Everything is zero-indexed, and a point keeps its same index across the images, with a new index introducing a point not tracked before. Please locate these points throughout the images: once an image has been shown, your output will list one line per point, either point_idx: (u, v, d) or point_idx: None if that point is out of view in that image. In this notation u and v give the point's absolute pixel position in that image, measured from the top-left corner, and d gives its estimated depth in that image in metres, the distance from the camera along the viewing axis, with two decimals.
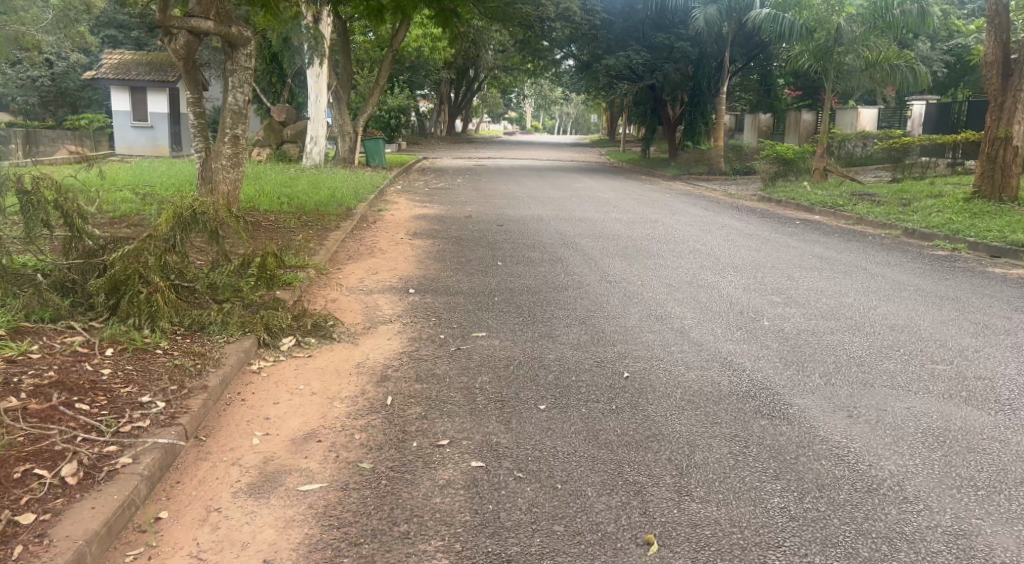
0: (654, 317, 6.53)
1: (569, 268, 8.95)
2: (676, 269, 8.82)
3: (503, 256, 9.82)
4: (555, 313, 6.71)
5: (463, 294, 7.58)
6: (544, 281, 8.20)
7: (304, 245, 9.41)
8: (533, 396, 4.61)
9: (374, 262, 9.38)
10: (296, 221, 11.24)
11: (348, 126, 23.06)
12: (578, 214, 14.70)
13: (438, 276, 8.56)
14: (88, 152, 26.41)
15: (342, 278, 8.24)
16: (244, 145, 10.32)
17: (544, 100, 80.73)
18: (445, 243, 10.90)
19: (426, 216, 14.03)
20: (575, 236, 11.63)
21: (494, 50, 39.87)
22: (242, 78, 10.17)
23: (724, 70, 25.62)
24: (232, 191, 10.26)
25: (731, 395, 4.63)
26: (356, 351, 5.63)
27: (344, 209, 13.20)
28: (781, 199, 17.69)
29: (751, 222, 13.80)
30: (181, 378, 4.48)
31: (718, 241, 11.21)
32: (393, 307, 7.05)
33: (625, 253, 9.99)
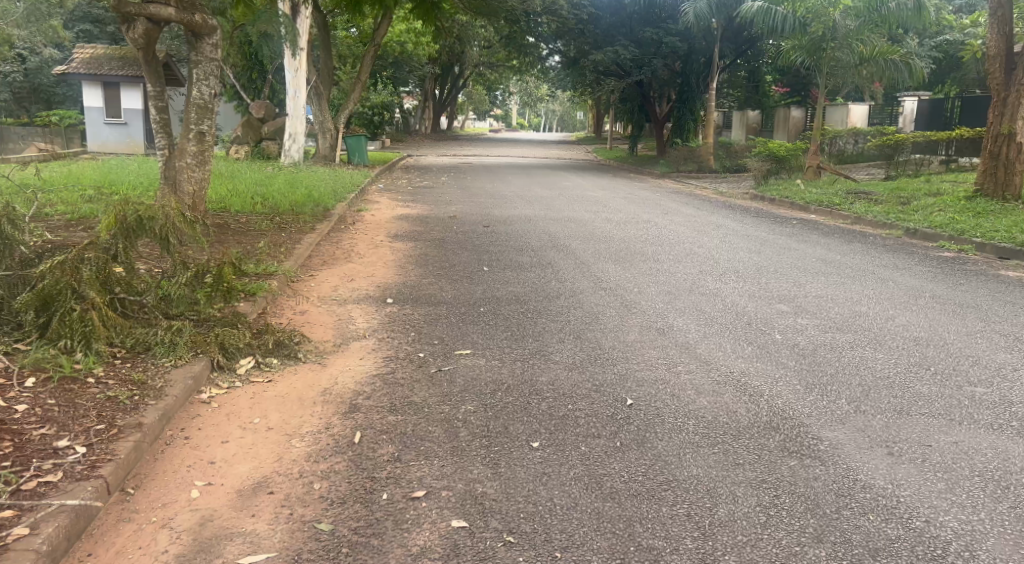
0: (655, 331, 5.93)
1: (558, 274, 8.34)
2: (674, 275, 8.23)
3: (487, 260, 9.18)
4: (545, 327, 6.10)
5: (444, 304, 6.96)
6: (532, 288, 7.59)
7: (274, 250, 8.77)
8: (524, 431, 3.99)
9: (350, 268, 8.75)
10: (269, 223, 10.59)
11: (328, 123, 22.34)
12: (566, 214, 14.11)
13: (419, 283, 7.93)
14: (60, 149, 25.55)
15: (315, 287, 7.61)
16: (210, 143, 9.67)
17: (530, 97, 80.17)
18: (427, 245, 10.27)
19: (408, 216, 13.40)
20: (565, 238, 11.04)
21: (479, 45, 39.21)
22: (207, 69, 9.49)
23: (713, 66, 25.13)
24: (198, 191, 9.60)
25: (752, 426, 4.02)
26: (323, 375, 4.99)
27: (322, 209, 12.54)
28: (774, 198, 17.19)
29: (746, 222, 13.26)
30: (112, 414, 3.86)
31: (716, 243, 10.63)
32: (368, 320, 6.40)
33: (618, 257, 9.39)
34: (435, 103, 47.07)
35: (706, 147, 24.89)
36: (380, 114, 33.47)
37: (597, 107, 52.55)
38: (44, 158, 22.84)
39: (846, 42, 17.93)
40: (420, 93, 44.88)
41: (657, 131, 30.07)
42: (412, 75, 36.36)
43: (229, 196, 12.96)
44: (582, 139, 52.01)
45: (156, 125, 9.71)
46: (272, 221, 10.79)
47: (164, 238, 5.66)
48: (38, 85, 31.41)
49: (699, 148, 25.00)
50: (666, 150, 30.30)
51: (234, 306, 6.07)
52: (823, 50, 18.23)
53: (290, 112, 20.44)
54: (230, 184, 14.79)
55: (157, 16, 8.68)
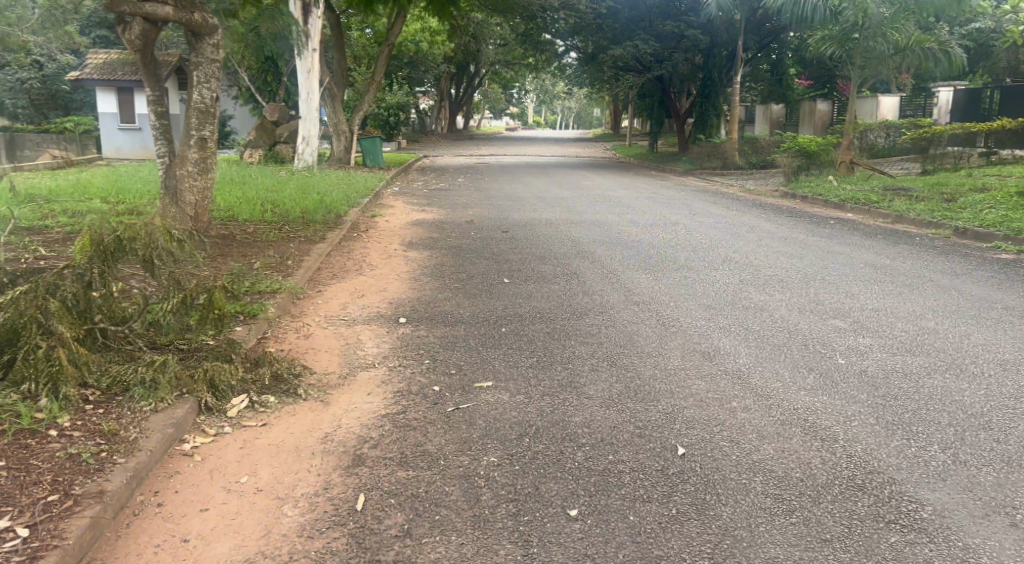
0: (701, 357, 5.26)
1: (584, 285, 7.69)
2: (712, 285, 7.55)
3: (508, 271, 8.54)
4: (575, 351, 5.45)
5: (460, 323, 6.33)
6: (557, 304, 6.94)
7: (281, 264, 8.20)
8: (559, 493, 3.35)
9: (362, 282, 8.13)
10: (277, 232, 10.02)
11: (342, 125, 21.79)
12: (590, 216, 13.45)
13: (434, 298, 7.31)
14: (74, 156, 25.23)
15: (323, 306, 6.99)
16: (213, 150, 9.10)
17: (546, 95, 79.48)
18: (444, 254, 9.65)
19: (424, 222, 12.78)
20: (589, 244, 10.41)
21: (495, 43, 38.59)
22: (207, 71, 8.91)
23: (738, 59, 24.36)
24: (200, 200, 9.04)
25: (832, 482, 3.36)
26: (325, 417, 4.37)
27: (333, 216, 11.97)
28: (806, 196, 16.44)
29: (780, 223, 12.56)
30: (71, 480, 3.28)
31: (753, 248, 9.93)
32: (377, 345, 5.78)
33: (648, 265, 8.74)
34: (451, 102, 46.55)
35: (731, 143, 24.11)
36: (396, 115, 32.93)
37: (614, 104, 51.84)
38: (57, 164, 22.49)
39: (880, 31, 16.96)
40: (436, 92, 44.32)
41: (679, 127, 29.35)
42: (428, 75, 35.79)
43: (238, 203, 12.43)
44: (599, 136, 51.27)
45: (157, 131, 9.13)
46: (280, 231, 10.24)
47: (146, 261, 5.08)
48: (56, 91, 31.15)
49: (724, 143, 24.24)
50: (689, 147, 29.59)
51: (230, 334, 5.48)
52: (854, 40, 17.35)
53: (303, 114, 19.91)
54: (239, 190, 14.28)
55: (153, 15, 8.08)
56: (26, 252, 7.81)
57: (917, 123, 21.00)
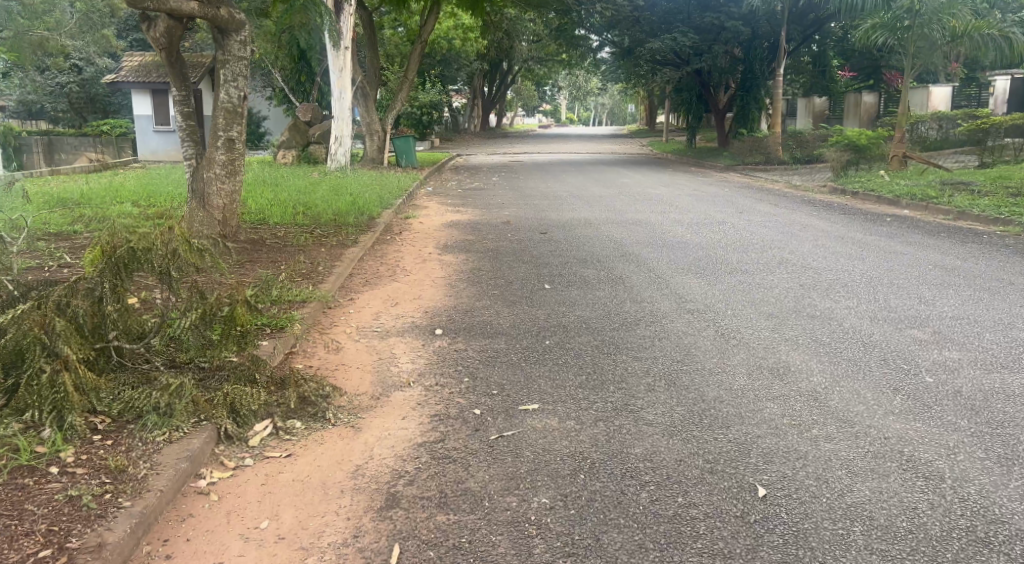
0: (769, 376, 4.76)
1: (632, 291, 7.21)
2: (770, 292, 7.05)
3: (548, 276, 8.11)
4: (628, 368, 4.97)
5: (501, 335, 5.89)
6: (604, 312, 6.47)
7: (312, 270, 7.84)
8: (625, 546, 2.94)
9: (396, 288, 7.74)
10: (308, 236, 9.68)
11: (375, 124, 21.49)
12: (632, 215, 12.96)
13: (472, 306, 6.88)
14: (111, 159, 25.24)
15: (354, 316, 6.59)
16: (241, 151, 8.75)
17: (579, 91, 78.82)
18: (481, 257, 9.24)
19: (459, 223, 12.39)
20: (633, 245, 9.93)
21: (528, 39, 38.09)
22: (235, 69, 8.55)
23: (780, 51, 23.60)
24: (228, 204, 8.70)
25: (949, 537, 2.90)
26: (356, 445, 3.96)
27: (366, 218, 11.61)
28: (857, 191, 15.77)
29: (834, 221, 11.97)
30: (67, 530, 2.91)
31: (808, 249, 9.39)
32: (412, 360, 5.36)
33: (698, 268, 8.25)
34: (484, 100, 46.17)
35: (773, 137, 23.37)
36: (429, 114, 32.60)
37: (649, 100, 51.11)
38: (93, 167, 22.47)
39: (935, 18, 16.26)
40: (469, 90, 43.97)
41: (718, 121, 28.66)
42: (461, 73, 35.39)
43: (269, 206, 12.12)
44: (634, 132, 50.53)
45: (184, 132, 8.78)
46: (311, 234, 9.89)
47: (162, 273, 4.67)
48: (94, 95, 31.30)
49: (767, 138, 23.51)
50: (729, 142, 28.87)
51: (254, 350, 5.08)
52: (907, 29, 16.62)
53: (335, 114, 19.62)
54: (272, 192, 13.99)
55: (177, 11, 7.72)
56: (51, 260, 7.52)
57: (971, 114, 20.12)
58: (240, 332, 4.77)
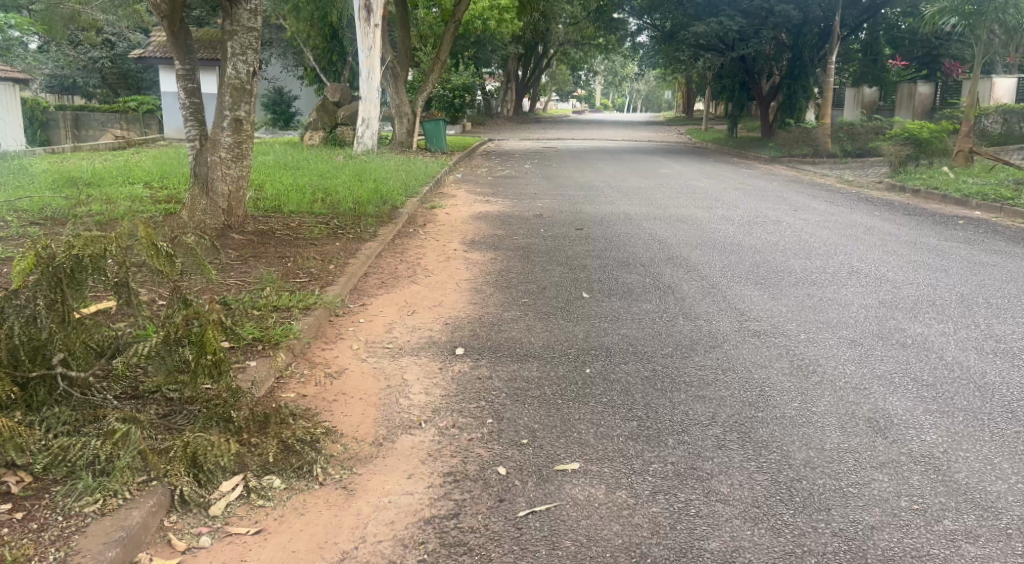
0: (869, 431, 3.83)
1: (685, 305, 6.27)
2: (848, 311, 6.10)
3: (586, 281, 7.19)
4: (690, 415, 4.06)
5: (532, 359, 4.99)
6: (653, 333, 5.53)
7: (324, 268, 7.03)
8: None
9: (415, 293, 6.86)
10: (324, 228, 8.84)
11: (405, 106, 20.57)
12: (676, 210, 12.05)
13: (500, 318, 6.00)
14: (137, 136, 24.54)
15: (366, 328, 5.68)
16: (248, 133, 7.80)
17: (614, 75, 77.31)
18: (512, 256, 8.37)
19: (489, 215, 11.53)
20: (679, 246, 8.98)
21: (565, 22, 36.99)
22: (244, 41, 7.61)
23: (834, 37, 22.31)
24: (234, 191, 7.81)
25: None
26: (349, 516, 3.10)
27: (388, 207, 10.77)
28: (920, 190, 14.74)
29: (898, 223, 11.02)
30: None
31: (879, 257, 8.43)
32: (427, 389, 4.49)
33: (758, 278, 7.30)
34: (519, 84, 45.20)
35: (823, 128, 22.21)
36: (461, 97, 31.71)
37: (687, 87, 49.71)
38: (119, 145, 21.81)
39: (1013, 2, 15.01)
40: (503, 74, 42.82)
41: (762, 111, 27.43)
42: (495, 55, 34.42)
43: (285, 193, 11.29)
44: (671, 120, 49.42)
45: (186, 111, 7.88)
46: (327, 226, 9.05)
47: (121, 284, 3.76)
48: (126, 71, 30.74)
49: (816, 129, 22.34)
50: (772, 133, 27.67)
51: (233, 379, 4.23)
52: (981, 14, 15.38)
53: (363, 95, 18.71)
54: (290, 176, 13.14)
55: None
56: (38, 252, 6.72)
57: None
58: (212, 359, 3.63)
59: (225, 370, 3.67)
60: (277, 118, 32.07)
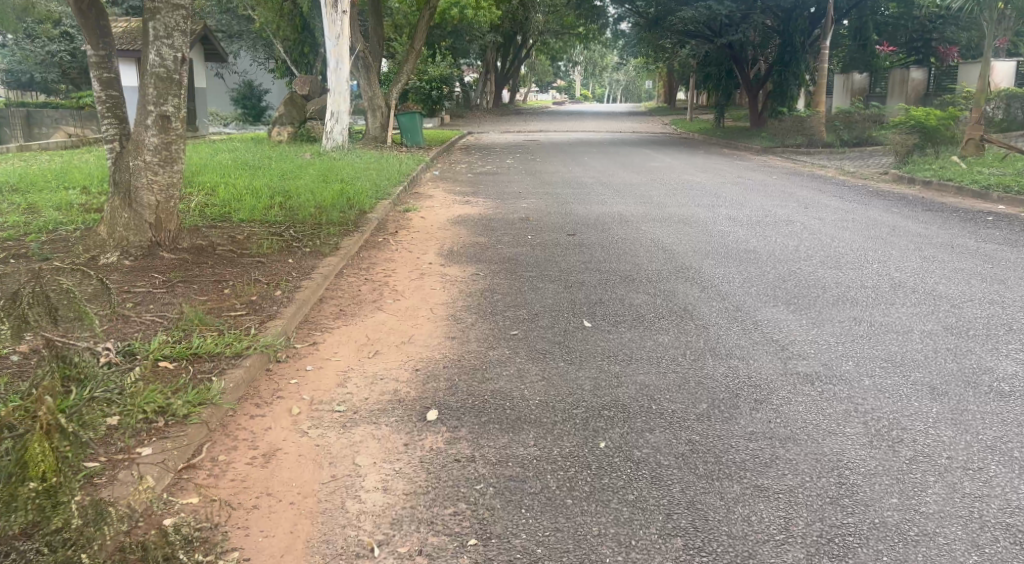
0: (1018, 556, 2.75)
1: (711, 337, 5.14)
2: (913, 342, 4.98)
3: (586, 303, 6.03)
4: (756, 523, 2.95)
5: (526, 425, 3.79)
6: (680, 381, 4.37)
7: (272, 294, 5.81)
8: None
9: (378, 325, 5.62)
10: (276, 241, 7.58)
11: (378, 98, 19.22)
12: (676, 208, 10.95)
13: (486, 360, 4.83)
14: (93, 134, 22.94)
15: (311, 381, 4.44)
16: (178, 132, 6.48)
17: (594, 66, 76.30)
18: (497, 271, 7.19)
19: (469, 218, 10.31)
20: (688, 255, 7.81)
21: (544, 11, 35.74)
22: (168, 22, 6.28)
23: (829, 21, 21.26)
24: (163, 201, 6.49)
25: None
26: None
27: (355, 212, 9.57)
28: (930, 181, 13.84)
29: (923, 220, 9.97)
30: None
31: (921, 264, 7.34)
32: (384, 479, 3.32)
33: (790, 297, 6.15)
34: (497, 75, 43.93)
35: (819, 117, 21.15)
36: (438, 89, 30.40)
37: (669, 76, 48.71)
38: (72, 144, 20.25)
39: None
40: (482, 65, 41.42)
41: (752, 99, 26.36)
42: (473, 45, 33.07)
43: (237, 198, 9.99)
44: (654, 109, 48.45)
45: (102, 105, 6.51)
46: (280, 238, 7.79)
47: None
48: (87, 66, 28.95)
49: (810, 117, 21.28)
50: (763, 122, 26.61)
51: (107, 491, 2.99)
52: None
53: (331, 87, 17.33)
54: (246, 177, 11.89)
55: None
56: None
57: None
58: (41, 485, 2.61)
59: (64, 498, 2.63)
60: (247, 112, 30.54)
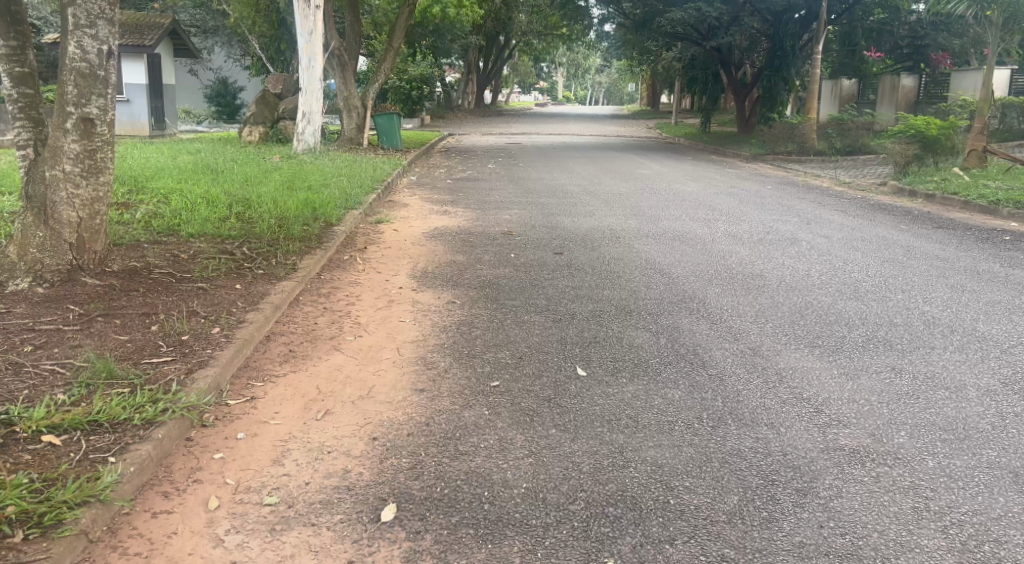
0: None
1: (731, 395, 4.30)
2: (975, 403, 4.16)
3: (578, 343, 5.19)
4: None
5: (510, 532, 3.00)
6: (701, 460, 3.55)
7: (208, 332, 4.91)
8: None
9: (334, 369, 4.75)
10: (224, 261, 6.67)
11: (354, 97, 18.29)
12: (670, 222, 10.15)
13: (463, 422, 3.98)
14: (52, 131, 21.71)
15: (240, 458, 3.58)
16: (104, 138, 5.56)
17: (577, 67, 75.51)
18: (476, 298, 6.33)
19: (447, 231, 9.43)
20: (689, 280, 6.99)
21: (529, 11, 34.88)
22: (89, 6, 5.33)
23: (822, 25, 20.59)
24: (86, 218, 5.58)
25: None
26: None
27: (322, 225, 8.65)
28: (935, 195, 13.12)
29: (937, 240, 9.25)
30: None
31: (951, 295, 6.55)
32: None
33: (815, 338, 5.33)
34: (479, 75, 43.04)
35: (811, 124, 20.46)
36: (419, 89, 29.49)
37: (653, 79, 48.04)
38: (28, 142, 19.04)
39: None
40: (464, 64, 40.40)
41: (740, 103, 25.65)
42: (455, 45, 32.13)
43: (190, 208, 9.05)
44: (639, 112, 47.72)
45: (14, 104, 5.58)
46: (230, 257, 6.88)
47: None
48: None
49: (802, 125, 20.60)
50: (750, 128, 25.92)
51: None
52: None
53: (303, 85, 16.36)
54: (205, 183, 10.96)
55: None
56: None
57: None
58: None
59: None
60: (221, 110, 29.40)
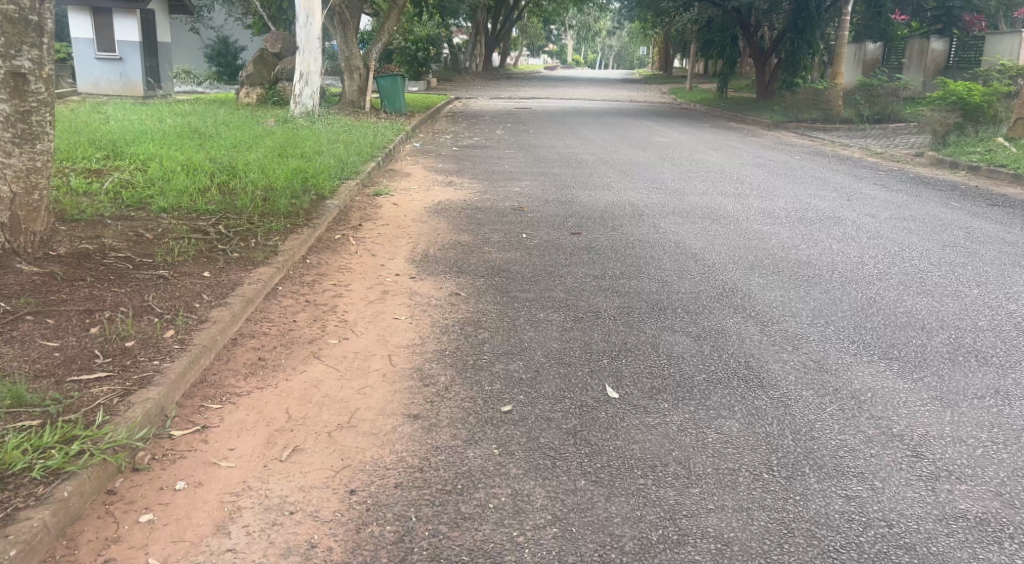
0: None
1: (804, 429, 3.42)
2: None
3: (605, 352, 4.31)
4: None
5: None
6: (782, 533, 2.71)
7: (160, 337, 4.03)
8: None
9: (311, 386, 3.87)
10: (194, 242, 5.78)
11: (355, 57, 17.23)
12: (697, 197, 9.21)
13: (469, 465, 3.12)
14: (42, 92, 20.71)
15: (175, 522, 2.74)
16: (39, 97, 4.67)
17: (588, 29, 73.62)
18: (483, 289, 5.44)
19: (452, 205, 8.53)
20: (728, 268, 6.07)
21: None
22: None
23: None
24: (22, 193, 4.71)
25: None
26: None
27: (313, 198, 7.76)
28: (981, 168, 12.08)
29: (997, 220, 8.32)
30: None
31: None
32: None
33: (890, 348, 4.42)
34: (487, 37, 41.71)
35: (837, 90, 19.33)
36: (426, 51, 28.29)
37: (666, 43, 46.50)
38: None
39: None
40: (472, 26, 39.03)
41: (762, 67, 24.43)
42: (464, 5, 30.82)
43: (167, 177, 8.17)
44: (653, 77, 46.28)
45: None
46: (202, 238, 5.98)
47: None
48: None
49: (828, 90, 19.46)
50: (771, 94, 24.69)
51: None
52: None
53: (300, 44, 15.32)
54: (190, 148, 10.07)
55: None
56: None
57: None
58: None
59: None
60: (223, 71, 28.35)
